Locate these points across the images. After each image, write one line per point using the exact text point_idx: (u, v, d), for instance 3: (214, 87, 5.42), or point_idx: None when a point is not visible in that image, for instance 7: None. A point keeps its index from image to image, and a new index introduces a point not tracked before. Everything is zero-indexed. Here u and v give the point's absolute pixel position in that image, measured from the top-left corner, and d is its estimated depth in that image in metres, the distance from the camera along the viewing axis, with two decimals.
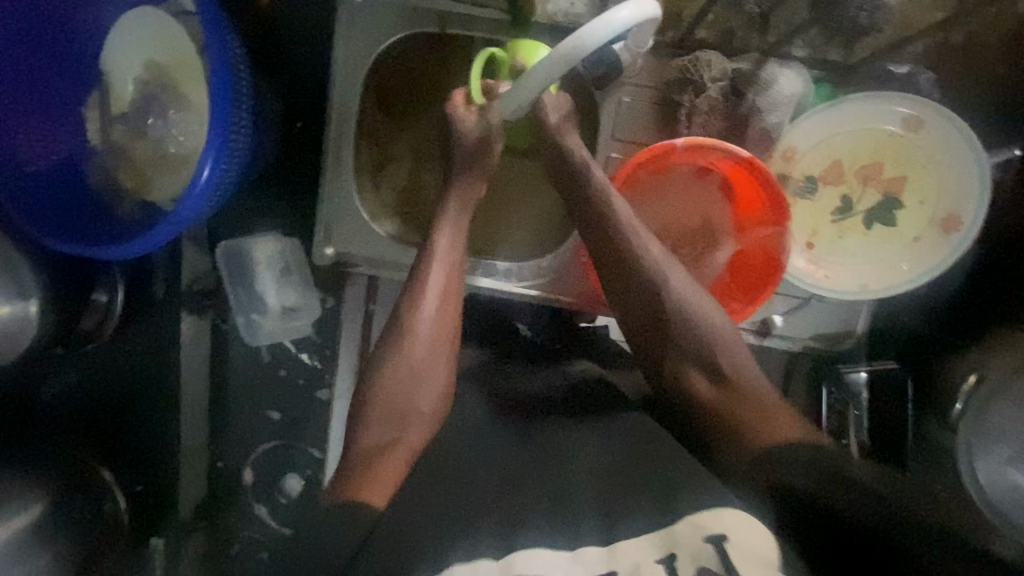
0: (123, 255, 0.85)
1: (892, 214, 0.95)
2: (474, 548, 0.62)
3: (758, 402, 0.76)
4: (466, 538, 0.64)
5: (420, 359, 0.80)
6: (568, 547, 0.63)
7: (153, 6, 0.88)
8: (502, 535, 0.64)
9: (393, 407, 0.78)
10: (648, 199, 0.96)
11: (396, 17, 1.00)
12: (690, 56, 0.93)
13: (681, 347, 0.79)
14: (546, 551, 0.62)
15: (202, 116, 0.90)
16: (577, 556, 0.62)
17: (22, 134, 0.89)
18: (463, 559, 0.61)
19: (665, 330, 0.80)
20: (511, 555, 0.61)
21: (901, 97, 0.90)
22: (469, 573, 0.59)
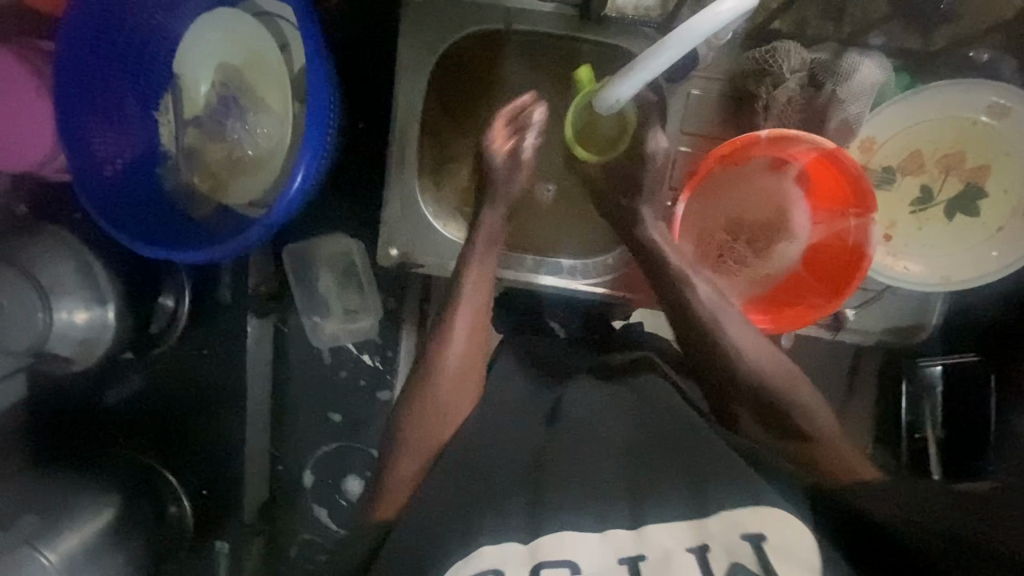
0: (217, 255, 0.85)
1: (974, 204, 0.94)
2: (505, 525, 0.66)
3: (838, 455, 0.76)
4: (495, 517, 0.67)
5: (458, 369, 0.81)
6: (597, 528, 0.65)
7: (232, 6, 0.89)
8: (529, 520, 0.66)
9: (427, 403, 0.79)
10: (713, 190, 0.95)
11: (460, 14, 0.99)
12: (768, 47, 0.91)
13: (766, 421, 0.79)
14: (573, 532, 0.64)
15: (281, 116, 0.89)
16: (605, 537, 0.64)
17: (96, 133, 0.87)
18: (490, 543, 0.65)
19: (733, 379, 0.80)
20: (537, 541, 0.64)
21: (987, 85, 0.88)
22: (497, 556, 0.64)
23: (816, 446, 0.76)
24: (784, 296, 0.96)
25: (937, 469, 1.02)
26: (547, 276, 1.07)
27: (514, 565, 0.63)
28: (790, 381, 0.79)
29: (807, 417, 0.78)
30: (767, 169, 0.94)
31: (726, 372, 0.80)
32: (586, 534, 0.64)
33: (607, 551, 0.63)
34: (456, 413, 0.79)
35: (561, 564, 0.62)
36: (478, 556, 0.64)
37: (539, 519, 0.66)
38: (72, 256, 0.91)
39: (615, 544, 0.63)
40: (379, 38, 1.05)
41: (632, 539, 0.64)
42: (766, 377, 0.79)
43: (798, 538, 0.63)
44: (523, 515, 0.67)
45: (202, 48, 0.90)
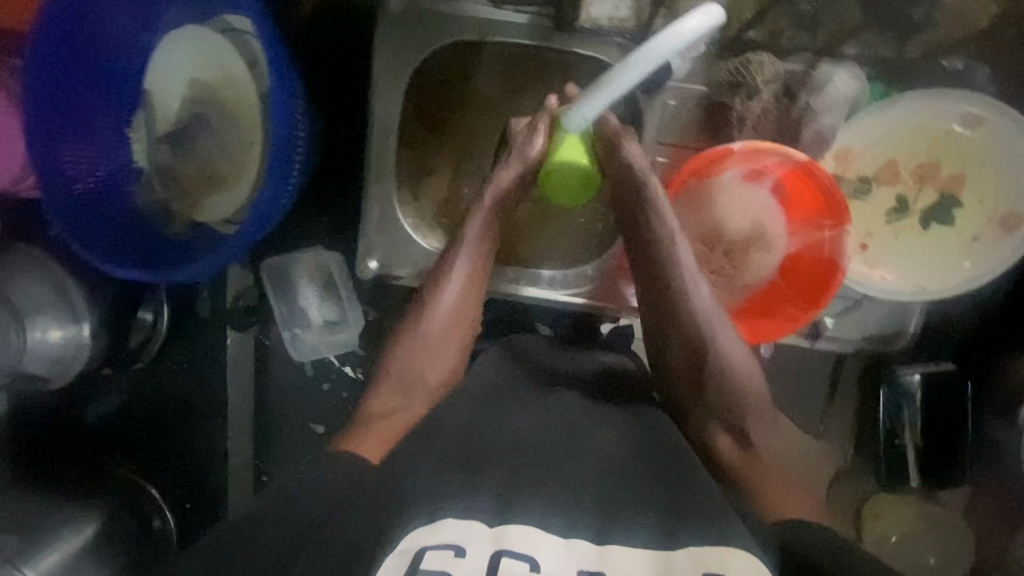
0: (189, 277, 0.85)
1: (950, 214, 0.94)
2: (472, 506, 0.67)
3: (778, 468, 0.78)
4: (464, 495, 0.69)
5: (437, 331, 0.87)
6: (561, 534, 0.66)
7: (198, 23, 0.88)
8: (499, 500, 0.69)
9: (409, 375, 0.84)
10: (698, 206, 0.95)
11: (434, 26, 0.98)
12: (741, 58, 0.91)
13: (726, 429, 0.81)
14: (538, 528, 0.66)
15: (251, 132, 0.89)
16: (568, 545, 0.66)
17: (66, 152, 0.86)
18: (458, 517, 0.66)
19: (699, 382, 0.83)
20: (503, 527, 0.66)
21: (960, 96, 0.88)
22: (464, 527, 0.65)
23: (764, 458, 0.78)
24: (760, 305, 0.98)
25: (914, 475, 1.03)
26: (528, 288, 1.07)
27: (476, 546, 0.64)
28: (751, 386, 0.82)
29: (761, 425, 0.81)
30: (741, 181, 0.94)
31: (696, 371, 0.83)
32: (550, 536, 0.66)
33: (568, 560, 0.65)
34: (432, 384, 0.85)
35: (520, 556, 0.64)
36: (443, 529, 0.65)
37: (507, 505, 0.68)
38: (44, 275, 0.90)
39: (575, 552, 0.65)
40: (354, 51, 1.04)
41: (594, 555, 0.65)
42: (731, 379, 0.81)
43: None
44: (491, 496, 0.69)
45: (172, 66, 0.90)
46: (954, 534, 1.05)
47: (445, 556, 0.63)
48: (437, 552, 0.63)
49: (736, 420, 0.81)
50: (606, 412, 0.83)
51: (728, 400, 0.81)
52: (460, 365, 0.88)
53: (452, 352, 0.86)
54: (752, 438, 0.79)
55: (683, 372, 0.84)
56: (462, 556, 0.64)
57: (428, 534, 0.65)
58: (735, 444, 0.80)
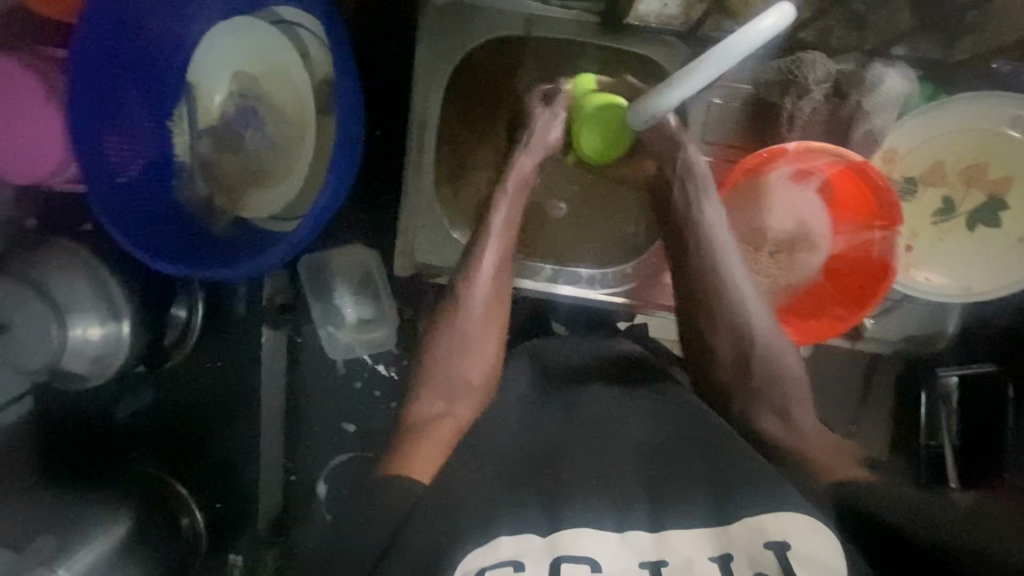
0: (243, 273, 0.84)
1: (996, 215, 0.94)
2: (524, 523, 0.66)
3: (824, 445, 0.78)
4: (512, 509, 0.68)
5: (474, 332, 0.85)
6: (616, 529, 0.66)
7: (249, 14, 0.86)
8: (548, 511, 0.67)
9: (444, 379, 0.83)
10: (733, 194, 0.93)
11: (479, 21, 0.97)
12: (792, 57, 0.91)
13: (767, 405, 0.80)
14: (593, 530, 0.66)
15: (300, 127, 0.88)
16: (625, 539, 0.65)
17: (107, 141, 0.84)
18: (510, 533, 0.65)
19: (742, 365, 0.81)
20: (557, 533, 0.65)
21: (1008, 97, 0.89)
22: (517, 546, 0.64)
23: (808, 436, 0.78)
24: (806, 304, 0.97)
25: (954, 477, 1.01)
26: (565, 287, 1.06)
27: (533, 558, 0.63)
28: (789, 362, 0.81)
29: (802, 403, 0.80)
30: (790, 180, 0.94)
31: (736, 349, 0.81)
32: (606, 533, 0.66)
33: (628, 556, 0.64)
34: (473, 381, 0.84)
35: (579, 559, 0.63)
36: (498, 547, 0.64)
37: (558, 512, 0.67)
38: (82, 270, 0.88)
39: (637, 550, 0.64)
40: (396, 45, 1.03)
41: (655, 545, 0.65)
42: (769, 356, 0.80)
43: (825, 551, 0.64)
44: (540, 507, 0.68)
45: (216, 57, 0.88)
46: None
47: (503, 573, 0.62)
48: (494, 571, 0.62)
49: (778, 400, 0.79)
50: (634, 404, 0.80)
51: (769, 381, 0.80)
52: (497, 362, 0.86)
53: (490, 349, 0.85)
54: (795, 417, 0.79)
55: (725, 360, 0.82)
56: (521, 572, 0.62)
57: (484, 555, 0.64)
58: (780, 423, 0.79)
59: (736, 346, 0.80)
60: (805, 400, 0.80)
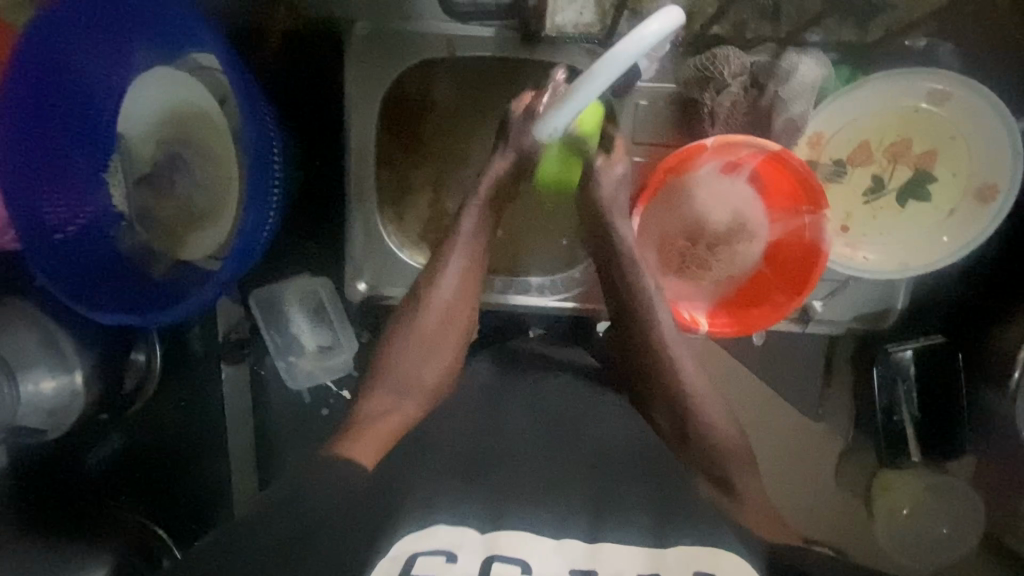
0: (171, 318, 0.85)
1: (926, 188, 0.95)
2: (464, 515, 0.70)
3: (759, 513, 0.79)
4: (452, 500, 0.72)
5: (432, 330, 0.87)
6: (552, 536, 0.69)
7: (164, 64, 0.89)
8: (490, 513, 0.71)
9: (402, 374, 0.84)
10: (677, 219, 0.97)
11: (401, 47, 0.99)
12: (707, 54, 0.92)
13: (701, 461, 0.82)
14: (530, 532, 0.69)
15: (225, 167, 0.90)
16: (560, 545, 0.68)
17: (43, 200, 0.86)
18: (450, 523, 0.69)
19: (677, 420, 0.84)
20: (495, 533, 0.69)
21: (924, 73, 0.89)
22: (457, 535, 0.68)
23: (746, 505, 0.79)
24: (747, 295, 0.98)
25: (916, 450, 1.04)
26: (517, 296, 1.09)
27: (468, 549, 0.67)
28: (727, 429, 0.84)
29: (740, 466, 0.82)
30: (718, 173, 0.95)
31: (673, 404, 0.85)
32: (543, 537, 0.69)
33: (561, 561, 0.67)
34: (427, 383, 0.85)
35: (512, 559, 0.66)
36: (434, 535, 0.68)
37: (499, 513, 0.71)
38: (33, 325, 0.90)
39: (570, 555, 0.67)
40: (324, 76, 1.05)
41: (587, 554, 0.68)
42: (705, 416, 0.84)
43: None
44: (484, 504, 0.72)
45: (143, 109, 0.90)
46: (959, 505, 1.05)
47: (436, 562, 0.66)
48: (427, 558, 0.66)
49: (714, 458, 0.82)
50: (585, 399, 0.85)
51: (707, 438, 0.83)
52: (455, 366, 0.87)
53: (447, 355, 0.86)
54: (732, 481, 0.81)
55: (661, 401, 0.86)
56: (453, 562, 0.66)
57: (420, 541, 0.68)
58: (717, 488, 0.80)
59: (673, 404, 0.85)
60: (742, 460, 0.83)
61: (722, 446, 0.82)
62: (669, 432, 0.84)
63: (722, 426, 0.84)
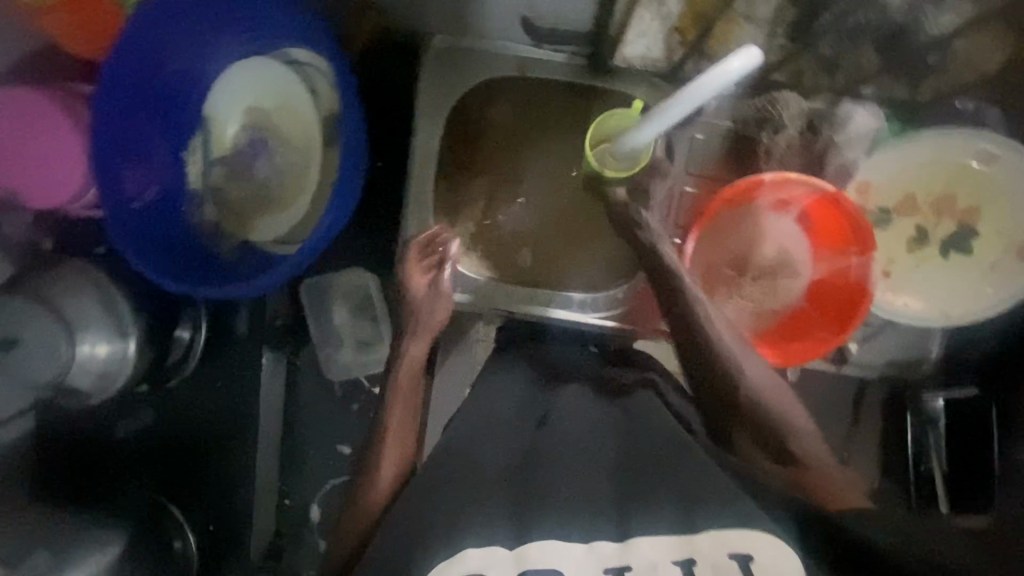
0: (251, 292, 0.87)
1: (969, 243, 0.98)
2: (493, 531, 0.69)
3: (830, 479, 0.80)
4: (481, 519, 0.70)
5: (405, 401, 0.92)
6: (583, 540, 0.68)
7: (264, 57, 0.95)
8: (518, 525, 0.69)
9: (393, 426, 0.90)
10: (730, 233, 1.00)
11: (474, 64, 1.05)
12: (767, 96, 0.98)
13: (758, 437, 0.83)
14: (561, 541, 0.67)
15: (306, 157, 0.96)
16: (591, 549, 0.67)
17: (125, 167, 0.88)
18: (477, 544, 0.67)
19: (731, 404, 0.84)
20: (524, 545, 0.67)
21: (970, 135, 0.94)
22: (485, 554, 0.66)
23: (807, 471, 0.81)
24: (788, 329, 1.00)
25: (944, 501, 1.03)
26: (558, 310, 1.09)
27: (499, 569, 0.65)
28: (788, 411, 0.84)
29: (799, 441, 0.83)
30: (769, 209, 0.99)
31: (726, 394, 0.85)
32: (573, 542, 0.67)
33: (592, 563, 0.66)
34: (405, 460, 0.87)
35: (547, 571, 0.65)
36: (463, 559, 0.66)
37: (526, 526, 0.69)
38: (95, 290, 0.92)
39: (600, 556, 0.66)
40: (399, 84, 1.11)
41: (618, 552, 0.67)
42: (765, 402, 0.84)
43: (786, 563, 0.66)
44: (509, 518, 0.70)
45: (230, 97, 0.95)
46: None
47: None
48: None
49: (773, 434, 0.83)
50: (617, 409, 0.85)
51: (761, 417, 0.83)
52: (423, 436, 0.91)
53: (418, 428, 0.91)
54: (795, 453, 0.82)
55: (706, 388, 0.86)
56: None
57: (450, 567, 0.66)
58: (782, 463, 0.82)
59: (724, 395, 0.85)
60: (806, 434, 0.84)
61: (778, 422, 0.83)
62: (724, 420, 0.85)
63: (778, 401, 0.85)
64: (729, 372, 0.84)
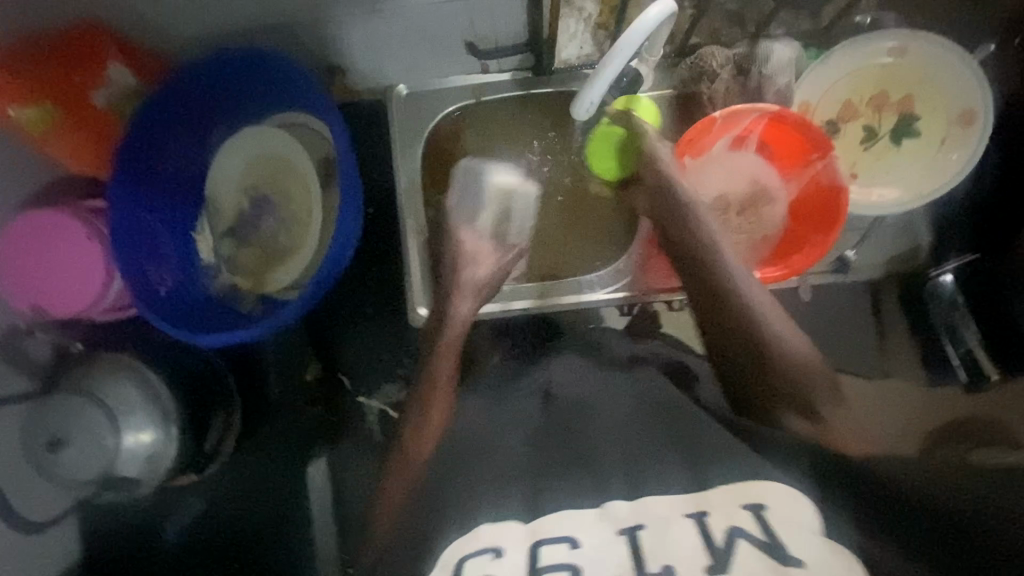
0: (280, 321, 0.92)
1: (914, 126, 1.07)
2: (503, 506, 0.67)
3: (853, 440, 0.79)
4: (492, 501, 0.68)
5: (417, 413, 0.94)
6: (594, 504, 0.65)
7: (245, 125, 1.05)
8: (530, 499, 0.67)
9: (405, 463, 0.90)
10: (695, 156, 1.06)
11: (432, 99, 1.16)
12: (695, 56, 1.09)
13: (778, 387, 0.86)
14: (573, 509, 0.65)
15: (303, 205, 1.03)
16: (605, 512, 0.63)
17: (144, 259, 0.97)
18: (491, 520, 0.65)
19: (756, 353, 0.89)
20: (537, 519, 0.64)
21: (878, 36, 1.04)
22: (498, 529, 0.64)
23: (833, 431, 0.79)
24: (787, 244, 1.05)
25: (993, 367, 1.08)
26: (570, 295, 1.15)
27: (513, 544, 0.61)
28: (807, 356, 0.89)
29: (825, 400, 0.85)
30: (733, 143, 1.07)
31: (755, 346, 0.90)
32: (585, 509, 0.64)
33: (605, 526, 0.62)
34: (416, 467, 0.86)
35: (558, 539, 0.61)
36: (478, 535, 0.64)
37: (538, 501, 0.67)
38: (131, 376, 0.94)
39: (614, 517, 0.62)
40: (371, 134, 1.21)
41: (631, 511, 0.63)
42: (787, 349, 0.89)
43: (800, 511, 0.62)
44: (522, 491, 0.68)
45: (224, 173, 1.04)
46: None
47: (482, 560, 0.61)
48: (472, 559, 0.61)
49: (788, 376, 0.87)
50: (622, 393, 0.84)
51: (792, 371, 0.87)
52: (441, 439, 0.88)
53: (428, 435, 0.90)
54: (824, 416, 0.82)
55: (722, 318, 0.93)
56: (501, 557, 0.61)
57: (467, 544, 0.64)
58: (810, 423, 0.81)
59: (762, 357, 0.88)
60: (845, 421, 0.82)
61: (795, 368, 0.88)
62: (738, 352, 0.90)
63: (802, 352, 0.89)
64: (744, 308, 0.91)
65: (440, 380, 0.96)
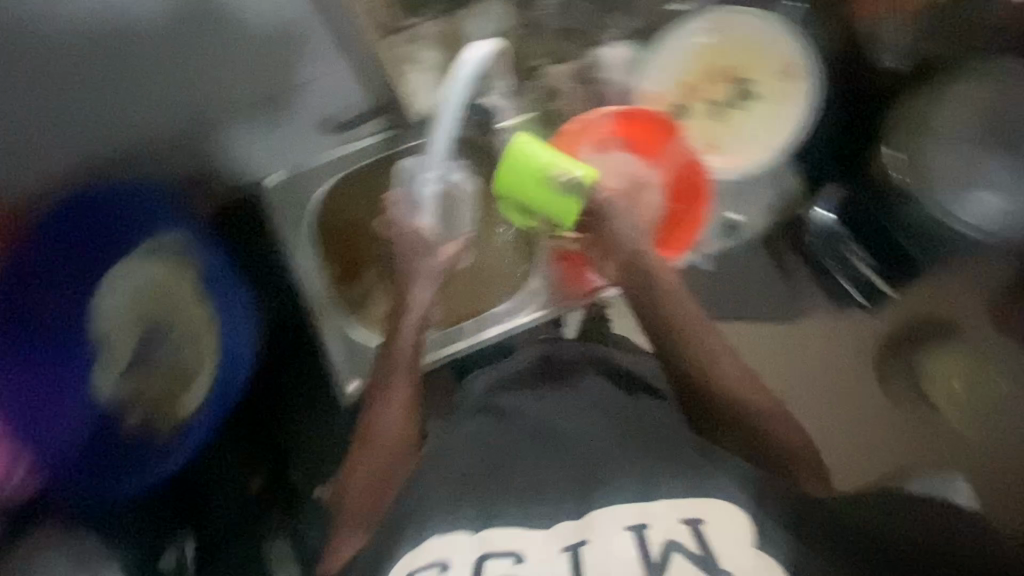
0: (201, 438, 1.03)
1: (749, 89, 1.16)
2: (457, 519, 0.78)
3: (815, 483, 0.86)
4: (447, 518, 0.79)
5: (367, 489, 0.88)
6: (545, 527, 0.75)
7: (116, 261, 1.03)
8: (480, 514, 0.78)
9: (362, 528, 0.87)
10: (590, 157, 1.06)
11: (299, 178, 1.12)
12: (540, 77, 1.15)
13: (753, 441, 0.86)
14: (521, 528, 0.75)
15: (198, 322, 1.05)
16: (553, 531, 0.74)
17: (49, 423, 0.98)
18: (444, 532, 0.77)
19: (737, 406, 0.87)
20: (485, 533, 0.75)
21: (691, 21, 1.12)
22: (451, 539, 0.76)
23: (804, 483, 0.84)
24: (671, 220, 1.15)
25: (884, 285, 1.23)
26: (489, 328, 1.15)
27: (460, 558, 0.74)
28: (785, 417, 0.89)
29: (802, 458, 0.87)
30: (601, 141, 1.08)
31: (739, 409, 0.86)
32: (534, 534, 0.75)
33: (552, 542, 0.73)
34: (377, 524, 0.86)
35: (505, 553, 0.73)
36: (425, 550, 0.76)
37: (489, 513, 0.78)
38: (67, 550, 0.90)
39: (560, 535, 0.74)
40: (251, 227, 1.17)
41: (576, 528, 0.74)
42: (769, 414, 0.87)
43: (734, 527, 0.72)
44: (473, 511, 0.78)
45: (107, 312, 1.01)
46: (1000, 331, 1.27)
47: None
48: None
49: (765, 431, 0.87)
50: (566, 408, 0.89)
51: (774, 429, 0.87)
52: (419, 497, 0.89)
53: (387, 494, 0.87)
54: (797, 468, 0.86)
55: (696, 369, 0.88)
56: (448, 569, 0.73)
57: (416, 559, 0.75)
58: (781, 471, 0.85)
59: (741, 419, 0.86)
60: (814, 471, 0.88)
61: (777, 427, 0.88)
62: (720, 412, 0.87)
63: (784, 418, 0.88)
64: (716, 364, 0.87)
65: (386, 436, 0.88)
